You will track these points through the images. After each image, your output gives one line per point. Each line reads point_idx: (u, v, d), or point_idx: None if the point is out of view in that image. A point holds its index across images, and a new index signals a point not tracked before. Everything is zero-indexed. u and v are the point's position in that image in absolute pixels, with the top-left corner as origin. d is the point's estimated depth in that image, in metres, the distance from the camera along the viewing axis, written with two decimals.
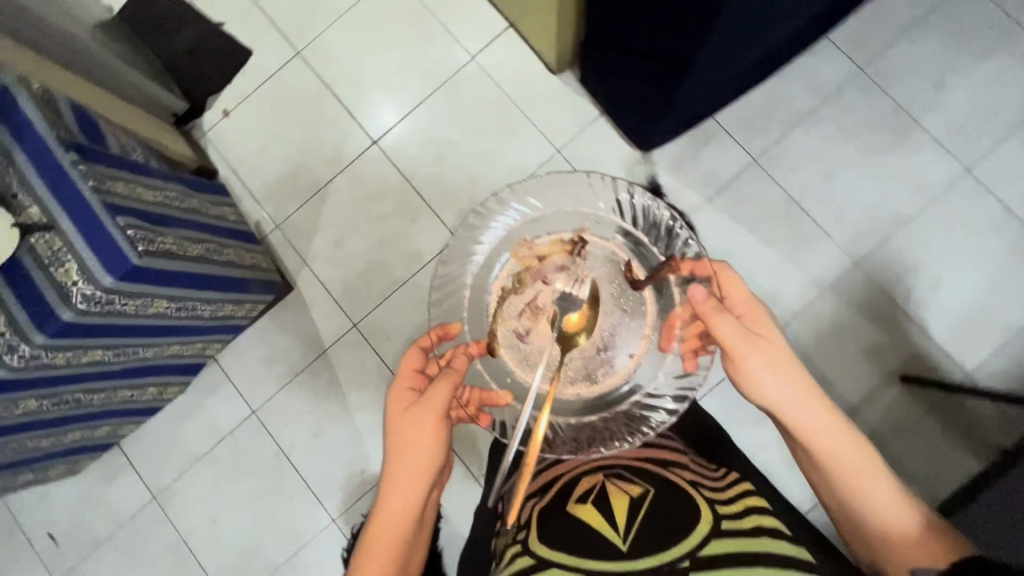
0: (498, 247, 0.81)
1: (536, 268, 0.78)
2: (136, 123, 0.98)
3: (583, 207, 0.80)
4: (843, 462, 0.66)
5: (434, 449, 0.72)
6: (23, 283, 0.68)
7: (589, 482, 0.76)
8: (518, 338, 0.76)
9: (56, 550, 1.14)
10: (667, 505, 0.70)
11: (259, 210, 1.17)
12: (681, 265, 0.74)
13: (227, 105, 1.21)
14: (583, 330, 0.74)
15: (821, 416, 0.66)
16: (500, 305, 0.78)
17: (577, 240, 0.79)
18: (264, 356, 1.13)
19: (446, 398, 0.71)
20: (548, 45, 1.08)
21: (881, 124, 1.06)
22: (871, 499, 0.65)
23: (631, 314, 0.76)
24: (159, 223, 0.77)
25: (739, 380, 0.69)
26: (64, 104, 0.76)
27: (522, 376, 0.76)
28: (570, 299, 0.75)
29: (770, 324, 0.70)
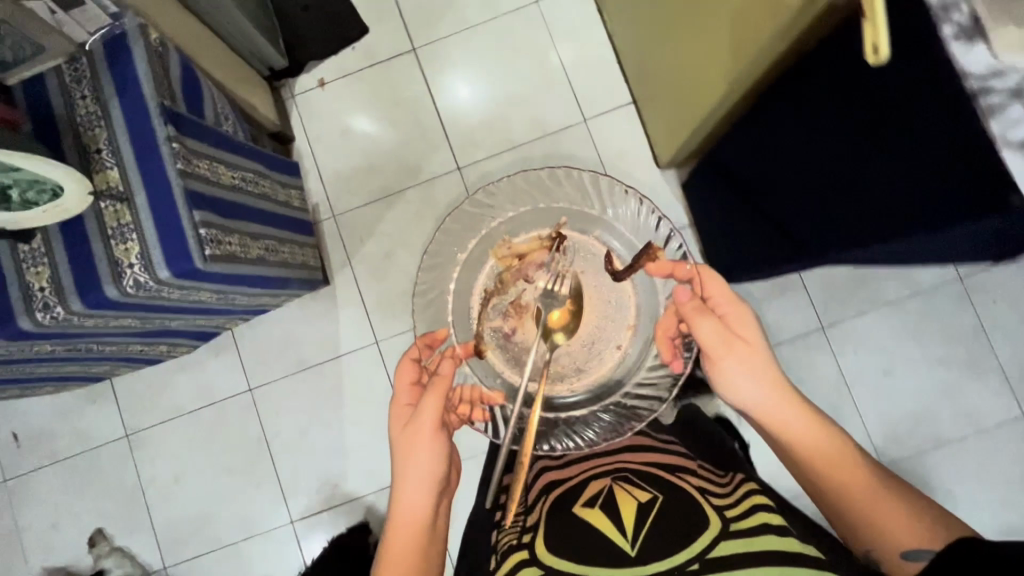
0: (473, 251, 0.71)
1: (517, 267, 0.70)
2: (234, 82, 0.94)
3: (555, 202, 0.72)
4: (815, 459, 0.63)
5: (437, 458, 0.70)
6: (78, 245, 0.64)
7: (597, 484, 0.77)
8: (506, 339, 0.69)
9: (16, 452, 1.12)
10: (674, 510, 0.69)
11: (322, 195, 1.13)
12: (660, 254, 0.66)
13: (325, 77, 1.16)
14: (565, 327, 0.69)
15: (793, 415, 0.64)
16: (482, 309, 0.70)
17: (555, 236, 0.70)
18: (279, 339, 1.11)
19: (436, 407, 0.68)
20: (666, 142, 1.04)
21: (959, 339, 1.03)
22: (846, 486, 0.62)
23: (616, 308, 0.69)
24: (230, 216, 0.74)
25: (718, 383, 0.67)
26: (174, 62, 0.72)
27: (506, 370, 0.68)
28: (555, 294, 0.69)
29: (752, 323, 0.67)
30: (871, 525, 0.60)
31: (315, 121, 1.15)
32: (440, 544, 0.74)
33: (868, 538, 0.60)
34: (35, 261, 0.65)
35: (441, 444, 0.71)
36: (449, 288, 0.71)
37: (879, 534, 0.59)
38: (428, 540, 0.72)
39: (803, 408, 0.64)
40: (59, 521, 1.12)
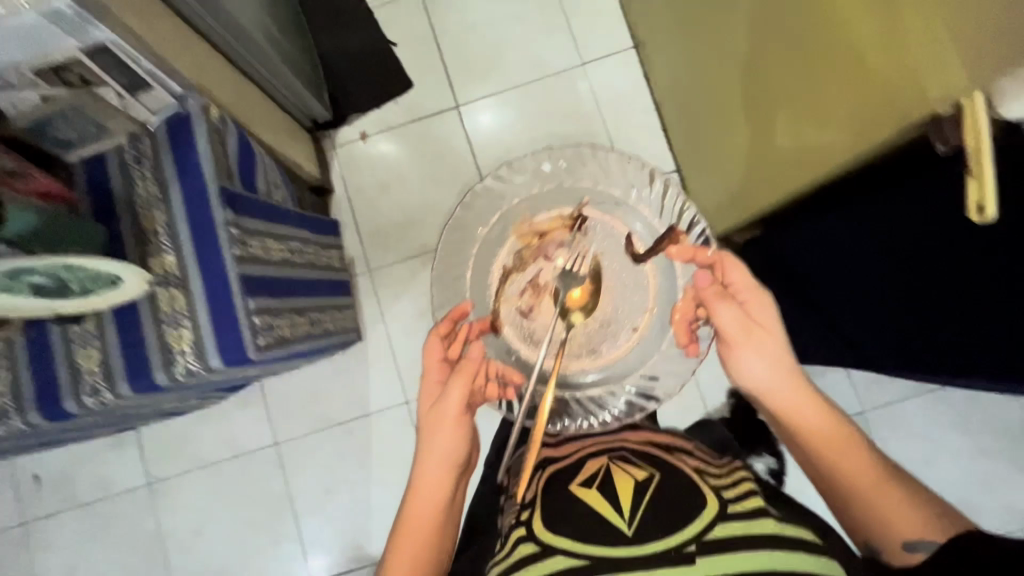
0: (499, 226, 0.79)
1: (538, 245, 0.78)
2: (282, 140, 0.94)
3: (578, 183, 0.79)
4: (832, 455, 0.58)
5: (460, 443, 0.66)
6: (130, 331, 0.63)
7: (594, 465, 0.67)
8: (524, 315, 0.76)
9: (36, 494, 1.11)
10: (675, 488, 0.61)
11: (359, 249, 1.12)
12: (683, 237, 0.75)
13: (368, 129, 1.16)
14: (583, 307, 0.76)
15: (808, 404, 0.59)
16: (501, 284, 0.78)
17: (577, 216, 0.78)
18: (308, 393, 1.09)
19: (462, 391, 0.65)
20: (711, 217, 1.03)
21: (1003, 432, 1.01)
22: (845, 474, 0.57)
23: (634, 289, 0.77)
24: (280, 295, 0.73)
25: (727, 367, 0.63)
26: (233, 138, 0.72)
27: (525, 348, 0.76)
28: (573, 272, 0.76)
29: (773, 309, 0.62)
30: (875, 520, 0.55)
31: (357, 173, 1.15)
32: (451, 536, 0.68)
33: (869, 528, 0.56)
34: (86, 342, 0.63)
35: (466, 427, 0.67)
36: (467, 262, 0.79)
37: (871, 524, 0.56)
38: (442, 533, 0.66)
39: (818, 399, 0.59)
40: (74, 568, 1.10)
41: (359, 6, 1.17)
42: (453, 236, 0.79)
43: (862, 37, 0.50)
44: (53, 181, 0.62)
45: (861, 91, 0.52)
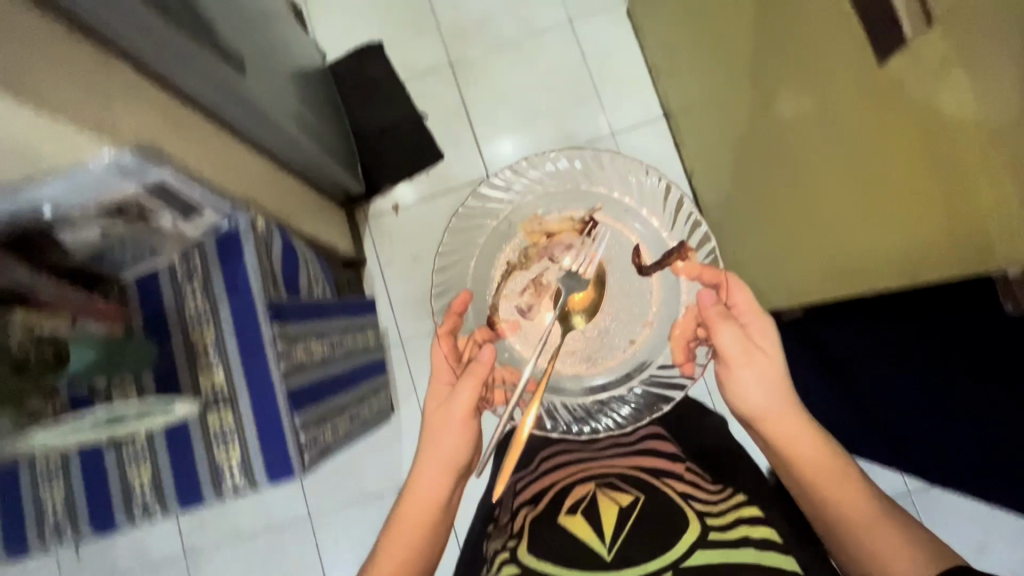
0: (508, 218, 0.76)
1: (544, 245, 0.74)
2: (319, 224, 0.95)
3: (594, 187, 0.76)
4: (823, 479, 0.65)
5: (466, 441, 0.71)
6: (181, 448, 0.64)
7: (581, 491, 0.81)
8: (518, 313, 0.73)
9: (75, 564, 1.12)
10: (655, 516, 0.75)
11: (392, 321, 1.14)
12: (689, 254, 0.73)
13: (400, 200, 1.17)
14: (584, 311, 0.72)
15: (804, 433, 0.66)
16: (504, 280, 0.74)
17: (588, 220, 0.74)
18: (342, 465, 1.10)
19: (473, 389, 0.69)
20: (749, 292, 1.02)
21: None
22: (844, 505, 0.64)
23: (638, 300, 0.74)
24: (322, 399, 0.73)
25: (730, 391, 0.68)
26: (276, 245, 0.73)
27: (522, 345, 0.72)
28: (578, 274, 0.73)
29: (773, 337, 0.68)
30: (865, 545, 0.62)
31: (390, 245, 1.16)
32: (448, 525, 0.73)
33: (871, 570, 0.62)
34: (137, 459, 0.65)
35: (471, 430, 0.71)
36: (473, 253, 0.76)
37: (878, 559, 0.61)
38: (440, 518, 0.71)
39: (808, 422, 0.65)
40: None
41: (391, 79, 1.20)
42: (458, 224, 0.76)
43: (924, 185, 0.51)
44: (106, 304, 0.64)
45: (913, 229, 0.54)
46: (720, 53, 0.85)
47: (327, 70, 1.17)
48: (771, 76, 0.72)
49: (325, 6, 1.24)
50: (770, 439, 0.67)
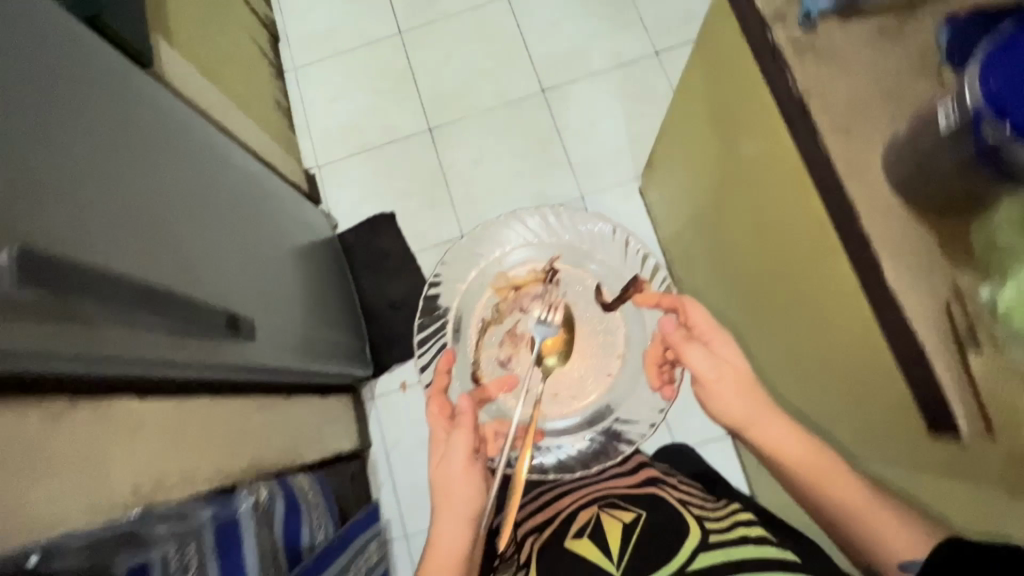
0: (477, 283, 0.84)
1: (513, 298, 0.83)
2: (322, 434, 0.91)
3: (550, 241, 0.85)
4: (805, 476, 0.61)
5: (476, 489, 0.70)
6: None
7: (585, 515, 0.82)
8: (504, 366, 0.81)
9: None
10: (660, 526, 0.77)
11: (394, 509, 1.08)
12: (645, 285, 0.81)
13: (408, 377, 1.14)
14: (557, 351, 0.80)
15: (783, 435, 0.62)
16: (482, 336, 0.82)
17: (549, 270, 0.83)
18: None
19: (467, 438, 0.72)
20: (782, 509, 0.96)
21: None
22: (832, 493, 0.59)
23: (603, 337, 0.80)
24: None
25: (707, 405, 0.66)
26: (277, 512, 0.70)
27: (506, 393, 0.80)
28: (548, 321, 0.80)
29: (733, 346, 0.69)
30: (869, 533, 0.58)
31: (396, 427, 1.12)
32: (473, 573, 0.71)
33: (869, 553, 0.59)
34: None
35: (477, 477, 0.72)
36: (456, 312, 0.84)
37: (880, 542, 0.57)
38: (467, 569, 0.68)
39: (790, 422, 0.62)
40: None
41: (403, 252, 1.21)
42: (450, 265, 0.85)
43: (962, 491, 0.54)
44: None
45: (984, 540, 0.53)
46: (738, 264, 0.85)
47: (337, 244, 1.17)
48: (789, 315, 0.73)
49: (337, 172, 1.26)
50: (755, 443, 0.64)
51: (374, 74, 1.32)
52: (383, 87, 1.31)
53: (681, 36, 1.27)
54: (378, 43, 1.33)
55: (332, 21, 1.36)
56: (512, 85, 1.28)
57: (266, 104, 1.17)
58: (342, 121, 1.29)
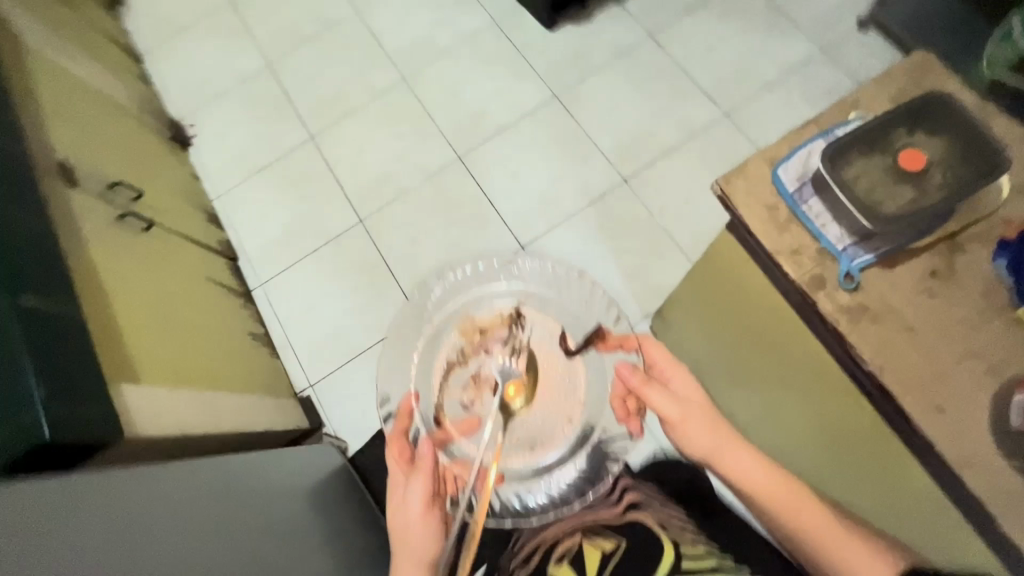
0: (438, 322, 0.72)
1: (478, 340, 0.68)
2: None
3: (518, 283, 0.72)
4: (767, 494, 0.67)
5: (432, 540, 0.67)
6: None
7: (567, 542, 0.82)
8: (465, 410, 0.67)
9: None
10: (637, 556, 0.80)
11: None
12: (609, 333, 0.70)
13: None
14: (523, 395, 0.66)
15: (749, 462, 0.67)
16: (442, 380, 0.69)
17: (515, 314, 0.70)
18: None
19: (424, 484, 0.66)
20: None
21: None
22: (811, 524, 0.66)
23: (571, 383, 0.69)
24: None
25: (676, 441, 0.71)
26: None
27: (467, 441, 0.67)
28: (511, 369, 0.66)
29: (693, 383, 0.71)
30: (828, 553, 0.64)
31: None
32: None
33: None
34: None
35: (435, 524, 0.67)
36: (411, 351, 0.71)
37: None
38: None
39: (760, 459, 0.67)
40: None
41: None
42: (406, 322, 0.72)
43: None
44: None
45: None
46: (782, 437, 0.80)
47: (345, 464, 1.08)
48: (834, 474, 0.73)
49: (336, 386, 1.19)
50: (723, 474, 0.69)
51: (345, 270, 1.27)
52: (360, 282, 1.26)
53: (643, 156, 1.25)
54: (341, 236, 1.29)
55: (288, 225, 1.31)
56: (489, 247, 1.24)
57: (249, 354, 1.10)
58: (325, 329, 1.23)
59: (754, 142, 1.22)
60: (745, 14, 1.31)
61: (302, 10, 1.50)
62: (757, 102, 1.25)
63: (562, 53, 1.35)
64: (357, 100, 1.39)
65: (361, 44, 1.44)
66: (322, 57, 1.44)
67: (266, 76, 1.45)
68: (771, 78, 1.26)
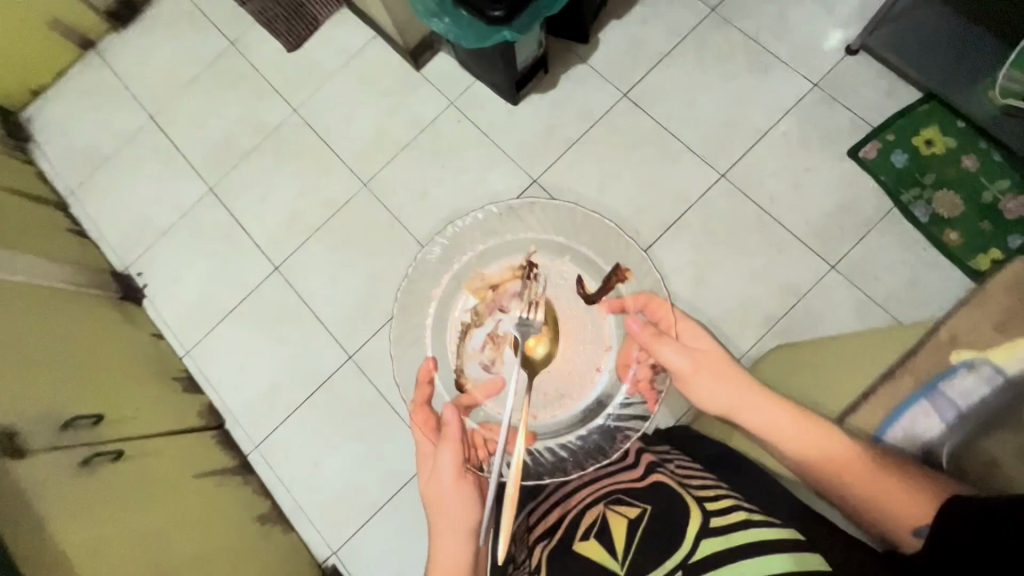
0: (450, 286, 0.80)
1: (492, 298, 0.78)
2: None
3: (523, 234, 0.81)
4: (787, 435, 0.71)
5: (468, 498, 0.76)
6: None
7: (590, 514, 0.74)
8: (488, 370, 0.76)
9: None
10: (664, 526, 0.67)
11: None
12: (627, 272, 0.79)
13: None
14: (543, 343, 0.76)
15: (764, 409, 0.72)
16: (462, 341, 0.77)
17: (526, 265, 0.79)
18: None
19: (455, 451, 0.73)
20: None
21: None
22: (836, 468, 0.69)
23: (590, 328, 0.77)
24: None
25: (695, 396, 0.76)
26: None
27: (493, 400, 0.76)
28: (531, 322, 0.76)
29: (705, 336, 0.77)
30: (860, 491, 0.67)
31: None
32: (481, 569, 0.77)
33: (880, 517, 0.67)
34: None
35: (468, 483, 0.76)
36: (426, 321, 0.79)
37: (881, 505, 0.66)
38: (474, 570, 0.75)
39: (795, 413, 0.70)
40: None
41: None
42: (404, 303, 0.79)
43: None
44: None
45: None
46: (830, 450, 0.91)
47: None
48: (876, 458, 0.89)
49: (361, 551, 1.10)
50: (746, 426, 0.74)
51: (345, 416, 1.16)
52: (365, 428, 1.15)
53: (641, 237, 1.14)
54: (332, 378, 1.18)
55: (272, 374, 1.20)
56: None
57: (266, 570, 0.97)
58: (337, 490, 1.13)
59: (758, 203, 1.12)
60: (723, 56, 1.19)
61: (233, 119, 1.35)
62: (755, 157, 1.14)
63: (532, 129, 1.22)
64: (317, 216, 1.26)
65: (308, 151, 1.30)
66: (269, 171, 1.31)
67: (211, 201, 1.31)
68: (765, 126, 1.15)
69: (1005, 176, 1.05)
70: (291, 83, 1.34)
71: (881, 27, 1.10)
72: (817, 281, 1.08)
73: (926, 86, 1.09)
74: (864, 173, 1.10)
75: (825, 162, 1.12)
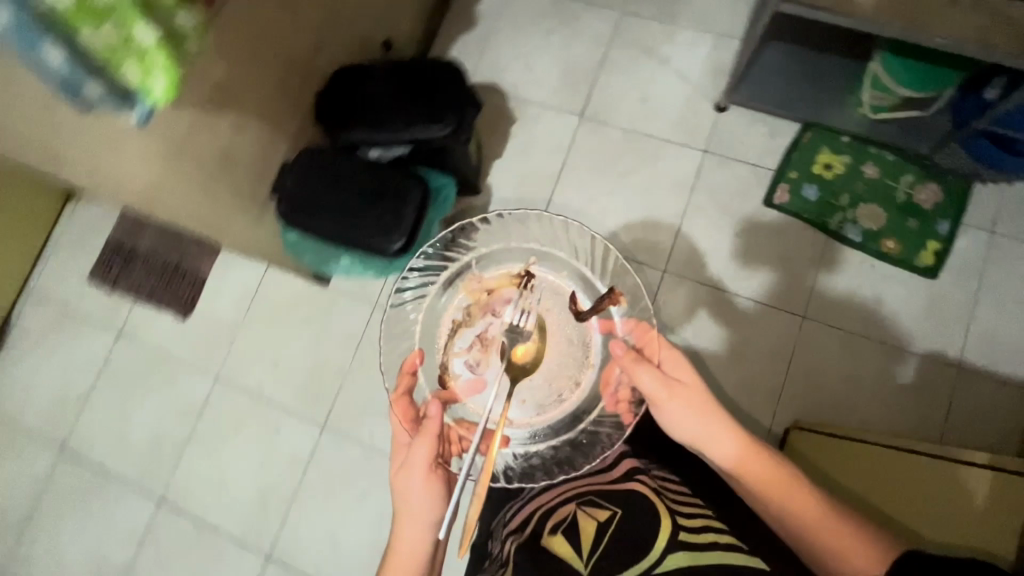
0: (449, 283, 0.72)
1: (486, 301, 0.68)
2: None
3: (528, 242, 0.71)
4: (747, 468, 0.66)
5: (435, 499, 0.67)
6: None
7: (559, 514, 0.67)
8: (472, 372, 0.67)
9: None
10: (631, 534, 0.61)
11: None
12: (620, 297, 0.67)
13: None
14: (530, 360, 0.65)
15: (731, 441, 0.67)
16: (450, 338, 0.69)
17: (525, 274, 0.68)
18: None
19: (430, 447, 0.65)
20: None
21: None
22: (796, 506, 0.65)
23: (576, 342, 0.68)
24: None
25: (661, 420, 0.68)
26: None
27: (475, 400, 0.66)
28: (521, 329, 0.65)
29: (687, 366, 0.69)
30: (809, 527, 0.64)
31: None
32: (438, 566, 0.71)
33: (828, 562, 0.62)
34: None
35: (438, 484, 0.67)
36: (418, 313, 0.71)
37: (834, 556, 0.61)
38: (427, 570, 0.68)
39: (747, 444, 0.67)
40: None
41: None
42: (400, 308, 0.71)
43: None
44: None
45: None
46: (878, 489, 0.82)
47: None
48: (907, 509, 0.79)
49: None
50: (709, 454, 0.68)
51: None
52: None
53: None
54: None
55: None
56: None
57: None
58: None
59: (707, 282, 1.12)
60: (613, 157, 1.19)
61: (153, 411, 1.22)
62: (682, 240, 1.14)
63: None
64: (288, 483, 1.15)
65: (248, 418, 1.18)
66: (215, 454, 1.18)
67: (164, 513, 1.17)
68: (680, 208, 1.15)
69: (907, 172, 1.10)
70: (199, 351, 1.22)
71: (743, 84, 1.13)
72: (796, 337, 1.08)
73: (802, 118, 1.12)
74: (788, 217, 1.12)
75: (748, 221, 1.13)
